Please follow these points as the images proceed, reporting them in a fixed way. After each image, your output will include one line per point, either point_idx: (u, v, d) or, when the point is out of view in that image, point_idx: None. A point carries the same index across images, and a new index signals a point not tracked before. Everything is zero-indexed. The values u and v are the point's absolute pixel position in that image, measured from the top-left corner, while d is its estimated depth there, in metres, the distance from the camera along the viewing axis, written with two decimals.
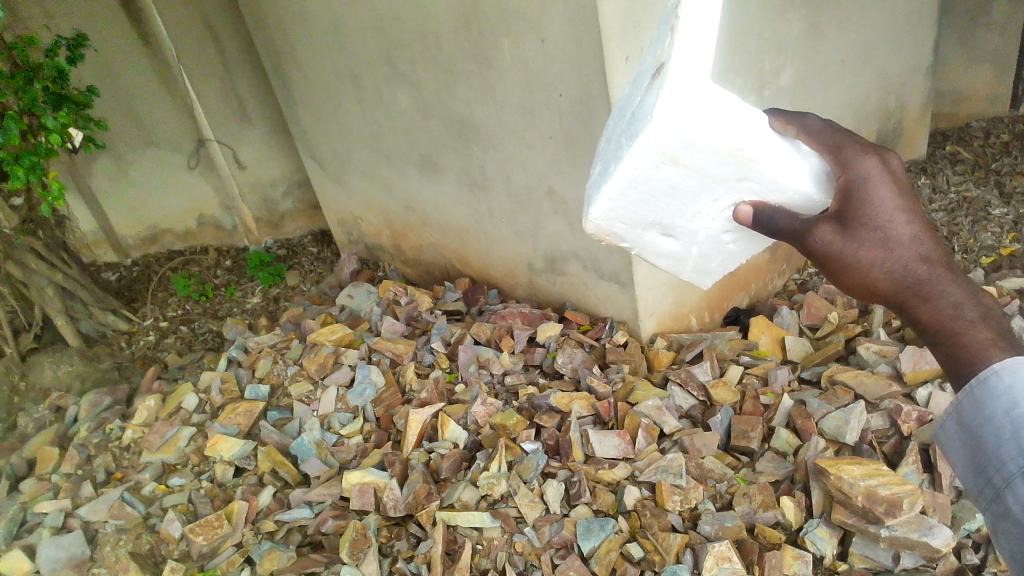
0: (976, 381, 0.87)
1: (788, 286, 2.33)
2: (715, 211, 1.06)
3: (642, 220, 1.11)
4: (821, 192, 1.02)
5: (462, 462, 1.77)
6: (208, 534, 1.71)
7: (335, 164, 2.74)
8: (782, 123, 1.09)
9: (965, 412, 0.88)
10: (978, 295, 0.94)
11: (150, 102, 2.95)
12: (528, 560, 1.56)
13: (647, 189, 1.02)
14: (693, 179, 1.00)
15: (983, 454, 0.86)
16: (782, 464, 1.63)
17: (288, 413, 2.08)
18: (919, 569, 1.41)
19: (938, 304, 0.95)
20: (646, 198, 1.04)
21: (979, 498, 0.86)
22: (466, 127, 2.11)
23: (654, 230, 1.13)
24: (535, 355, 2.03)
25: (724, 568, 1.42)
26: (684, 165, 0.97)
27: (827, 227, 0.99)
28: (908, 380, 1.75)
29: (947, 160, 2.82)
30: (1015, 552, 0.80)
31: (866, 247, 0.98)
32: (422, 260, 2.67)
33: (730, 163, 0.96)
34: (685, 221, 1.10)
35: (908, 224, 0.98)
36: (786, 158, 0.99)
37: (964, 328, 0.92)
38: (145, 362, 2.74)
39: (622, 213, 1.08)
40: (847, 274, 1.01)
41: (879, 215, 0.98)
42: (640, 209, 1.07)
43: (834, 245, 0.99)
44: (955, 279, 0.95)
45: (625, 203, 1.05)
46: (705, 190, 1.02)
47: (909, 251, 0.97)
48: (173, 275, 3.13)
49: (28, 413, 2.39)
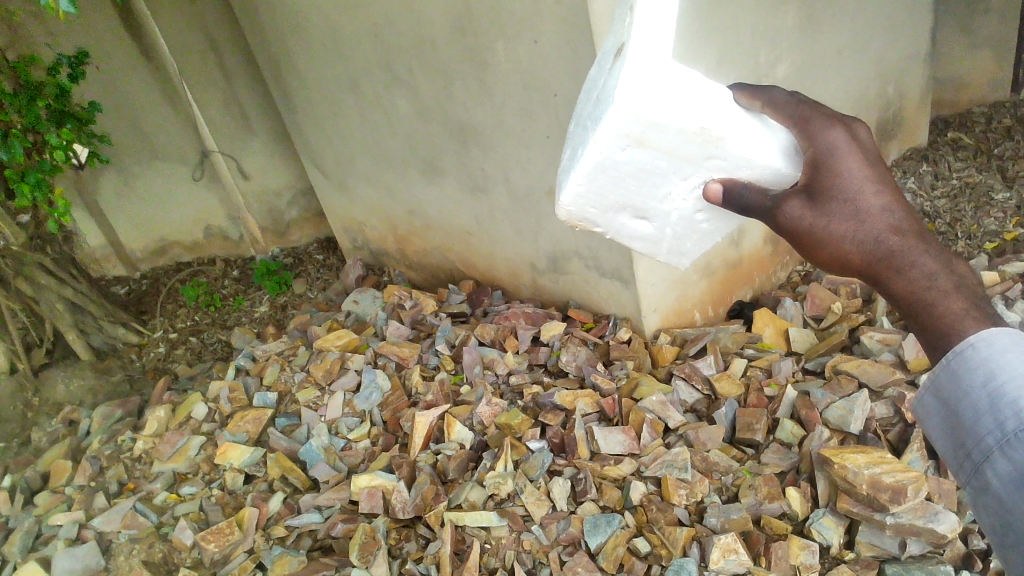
0: (953, 354, 0.83)
1: (792, 278, 2.33)
2: (685, 189, 1.09)
3: (613, 204, 1.14)
4: (791, 166, 1.03)
5: (469, 463, 1.78)
6: (220, 541, 1.72)
7: (336, 171, 2.76)
8: (748, 98, 1.09)
9: (942, 387, 0.84)
10: (954, 264, 0.91)
11: (153, 117, 2.97)
12: (537, 557, 1.56)
13: (616, 171, 1.05)
14: (661, 160, 1.03)
15: (960, 429, 0.82)
16: (787, 455, 1.63)
17: (297, 419, 2.10)
18: (926, 556, 1.43)
19: (911, 275, 0.91)
20: (615, 181, 1.07)
21: (958, 474, 0.82)
22: (465, 130, 2.12)
23: (626, 213, 1.16)
24: (540, 355, 2.03)
25: (731, 560, 1.43)
26: (650, 147, 1.00)
27: (797, 202, 0.99)
28: (911, 368, 1.76)
29: (950, 147, 2.82)
30: (996, 529, 0.77)
31: (835, 219, 0.96)
32: (426, 263, 2.69)
33: (696, 142, 0.99)
34: (657, 202, 1.13)
35: (878, 195, 0.95)
36: (753, 134, 1.02)
37: (937, 298, 0.88)
38: (156, 373, 2.77)
39: (593, 198, 1.11)
40: (821, 250, 0.99)
41: (846, 187, 0.96)
42: (610, 192, 1.10)
43: (804, 219, 0.98)
44: (928, 249, 0.92)
45: (595, 187, 1.08)
46: (674, 170, 1.05)
47: (880, 222, 0.94)
48: (181, 286, 3.15)
49: (42, 428, 2.42)
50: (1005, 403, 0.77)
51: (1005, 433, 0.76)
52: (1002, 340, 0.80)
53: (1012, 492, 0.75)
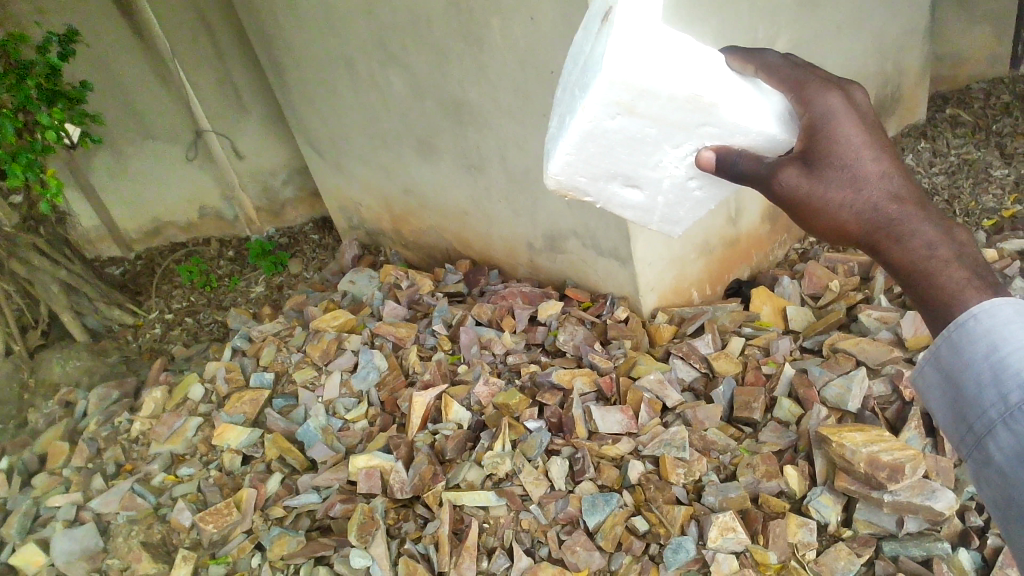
0: (954, 326, 0.82)
1: (789, 257, 2.32)
2: (678, 157, 1.11)
3: (603, 172, 1.15)
4: (786, 132, 1.05)
5: (467, 442, 1.78)
6: (218, 522, 1.72)
7: (331, 150, 2.74)
8: (741, 62, 1.10)
9: (944, 358, 0.83)
10: (954, 232, 0.90)
11: (145, 95, 2.94)
12: (535, 537, 1.57)
13: (605, 140, 1.06)
14: (651, 128, 1.05)
15: (962, 402, 0.81)
16: (785, 433, 1.63)
17: (294, 400, 2.10)
18: (923, 533, 1.43)
19: (909, 244, 0.90)
20: (605, 150, 1.09)
21: (959, 447, 0.81)
22: (460, 108, 2.10)
23: (617, 182, 1.18)
24: (537, 334, 2.02)
25: (729, 539, 1.44)
26: (639, 115, 1.02)
27: (793, 169, 0.98)
28: (910, 346, 1.75)
29: (948, 123, 2.80)
30: (996, 502, 0.76)
31: (830, 186, 0.96)
32: (423, 243, 2.68)
33: (687, 108, 1.01)
34: (648, 169, 1.14)
35: (876, 162, 0.95)
36: (746, 100, 1.03)
37: (937, 268, 0.88)
38: (152, 354, 2.76)
39: (582, 166, 1.12)
40: (817, 219, 0.99)
41: (843, 154, 0.95)
42: (601, 160, 1.11)
43: (800, 187, 0.98)
44: (929, 217, 0.91)
45: (584, 156, 1.10)
46: (665, 138, 1.07)
47: (878, 189, 0.94)
48: (176, 267, 3.14)
49: (39, 409, 2.42)
50: (1008, 375, 0.76)
51: (1009, 407, 0.75)
52: (1006, 312, 0.79)
53: (1013, 465, 0.73)
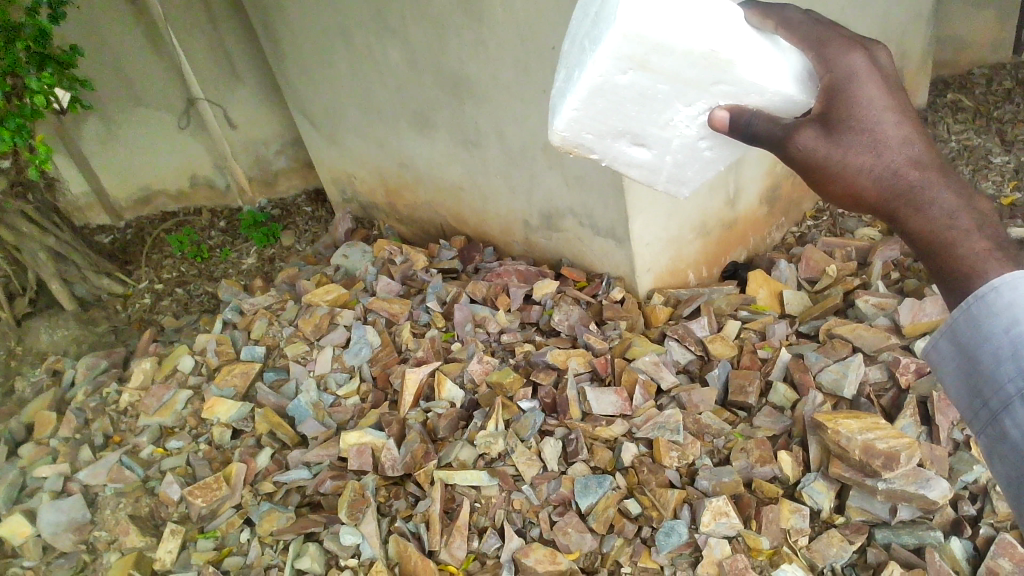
0: (973, 299, 0.80)
1: (787, 240, 2.31)
2: (689, 116, 1.09)
3: (611, 130, 1.12)
4: (803, 93, 1.03)
5: (460, 421, 1.76)
6: (207, 496, 1.70)
7: (326, 121, 2.69)
8: (759, 16, 1.06)
9: (961, 331, 0.81)
10: (975, 201, 0.88)
11: (137, 61, 2.89)
12: (527, 517, 1.56)
13: (614, 96, 1.05)
14: (663, 84, 1.04)
15: (978, 376, 0.79)
16: (780, 418, 1.63)
17: (285, 373, 2.08)
18: (916, 521, 1.43)
19: (930, 214, 0.89)
20: (613, 106, 1.07)
21: (973, 423, 0.79)
22: (458, 82, 2.07)
23: (624, 140, 1.14)
24: (532, 313, 2.00)
25: (722, 523, 1.43)
26: (651, 70, 1.01)
27: (810, 131, 0.96)
28: (906, 333, 1.74)
29: (949, 108, 2.78)
30: (1010, 479, 0.75)
31: (851, 149, 0.94)
32: (417, 218, 2.65)
33: (703, 65, 1.00)
34: (658, 128, 1.11)
35: (898, 126, 0.93)
36: (764, 58, 1.02)
37: (958, 238, 0.86)
38: (141, 324, 2.73)
39: (589, 123, 1.10)
40: (834, 183, 0.97)
41: (865, 117, 0.93)
42: (608, 117, 1.09)
43: (818, 150, 0.96)
44: (950, 185, 0.90)
45: (592, 112, 1.08)
46: (677, 96, 1.05)
47: (899, 155, 0.92)
48: (167, 236, 3.10)
49: (26, 378, 2.40)
50: None
51: None
52: None
53: None
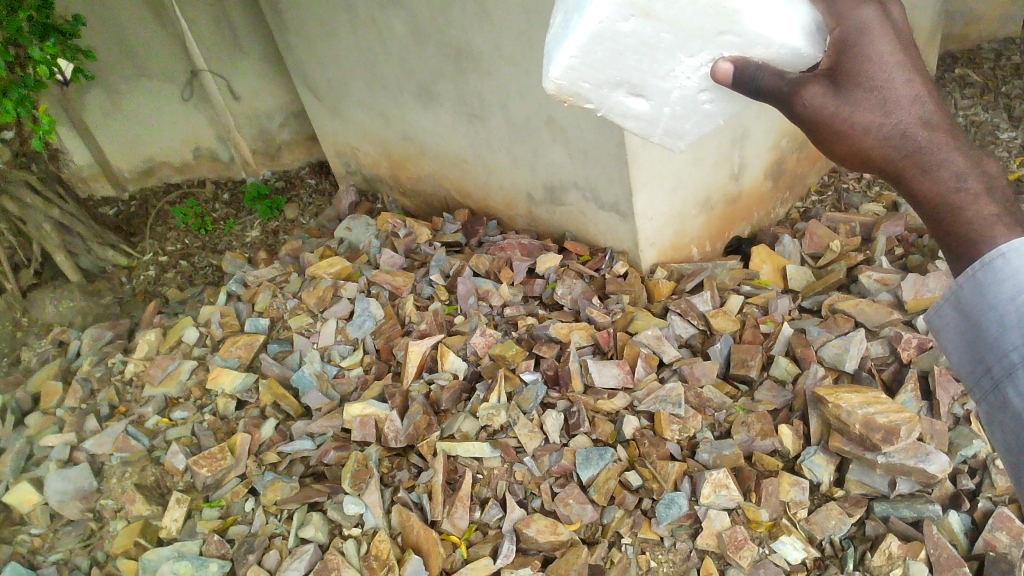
0: (980, 265, 0.79)
1: (791, 215, 2.30)
2: (691, 67, 1.08)
3: (609, 78, 1.12)
4: (811, 45, 1.02)
5: (462, 393, 1.77)
6: (212, 466, 1.73)
7: (329, 93, 2.68)
8: None
9: (966, 299, 0.80)
10: (983, 164, 0.87)
11: (140, 32, 2.87)
12: (528, 488, 1.58)
13: (614, 44, 1.05)
14: (667, 33, 1.03)
15: (980, 343, 0.79)
16: (781, 392, 1.64)
17: (288, 345, 2.09)
18: (914, 495, 1.45)
19: (938, 175, 0.87)
20: (613, 55, 1.06)
21: (975, 390, 0.80)
22: (462, 54, 2.06)
23: (622, 90, 1.14)
24: (535, 287, 2.01)
25: (722, 495, 1.44)
26: (653, 18, 1.01)
27: (818, 87, 0.95)
28: (909, 309, 1.74)
29: (956, 83, 2.76)
30: (1011, 446, 0.76)
31: (859, 106, 0.92)
32: (421, 191, 2.64)
33: (709, 14, 0.99)
34: (658, 78, 1.11)
35: (909, 84, 0.91)
36: (773, 8, 1.00)
37: (966, 201, 0.85)
38: (146, 296, 2.74)
39: (587, 72, 1.10)
40: (840, 141, 0.95)
41: (875, 74, 0.92)
42: (606, 66, 1.09)
43: (826, 107, 0.95)
44: (959, 146, 0.88)
45: (590, 60, 1.07)
46: (680, 45, 1.04)
47: (910, 113, 0.90)
48: (171, 208, 3.10)
49: (32, 349, 2.41)
50: None
51: None
52: None
53: None
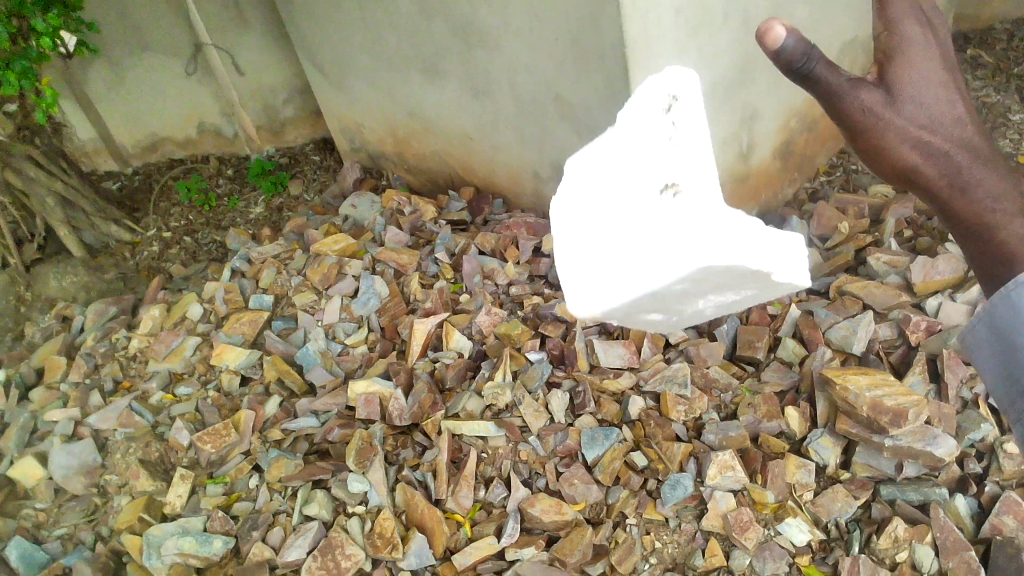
0: (1009, 289, 0.84)
1: (799, 196, 2.28)
2: (721, 301, 0.83)
3: (640, 310, 0.79)
4: None
5: (467, 371, 1.77)
6: (216, 443, 1.71)
7: (334, 69, 2.66)
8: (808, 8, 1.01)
9: (1000, 321, 0.85)
10: (1012, 188, 0.97)
11: (143, 5, 2.84)
12: (533, 468, 1.57)
13: (658, 300, 0.76)
14: (723, 284, 0.77)
15: (1012, 362, 0.85)
16: (788, 373, 1.63)
17: (293, 322, 2.08)
18: (921, 478, 1.44)
19: (976, 197, 0.96)
20: (651, 304, 0.77)
21: (1006, 404, 0.87)
22: (469, 29, 2.03)
23: (652, 314, 0.82)
24: (541, 266, 1.98)
25: (728, 477, 1.45)
26: (705, 284, 0.75)
27: (874, 94, 0.94)
28: (918, 291, 1.73)
29: (968, 64, 2.73)
30: None
31: (905, 121, 0.95)
32: (426, 169, 2.62)
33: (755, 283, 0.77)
34: (693, 305, 0.81)
35: (952, 104, 0.96)
36: None
37: (1000, 223, 0.95)
38: (150, 272, 2.73)
39: (619, 310, 0.77)
40: (882, 151, 0.97)
41: (924, 93, 0.95)
42: (638, 309, 0.78)
43: (879, 114, 0.94)
44: (992, 169, 0.97)
45: (624, 309, 0.77)
46: (726, 287, 0.79)
47: (954, 134, 0.96)
48: (175, 184, 3.08)
49: (36, 323, 2.41)
50: None
51: None
52: None
53: None
